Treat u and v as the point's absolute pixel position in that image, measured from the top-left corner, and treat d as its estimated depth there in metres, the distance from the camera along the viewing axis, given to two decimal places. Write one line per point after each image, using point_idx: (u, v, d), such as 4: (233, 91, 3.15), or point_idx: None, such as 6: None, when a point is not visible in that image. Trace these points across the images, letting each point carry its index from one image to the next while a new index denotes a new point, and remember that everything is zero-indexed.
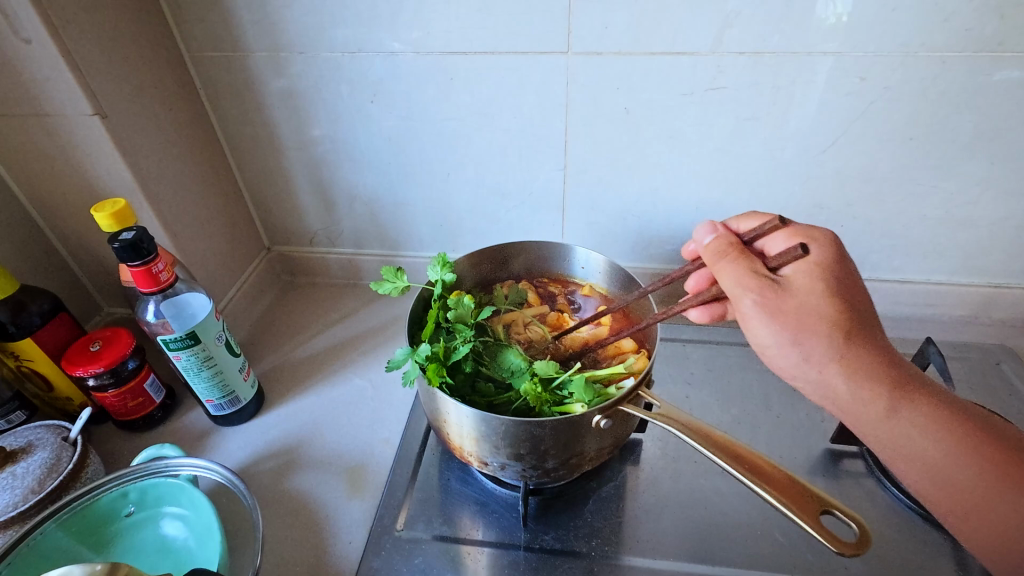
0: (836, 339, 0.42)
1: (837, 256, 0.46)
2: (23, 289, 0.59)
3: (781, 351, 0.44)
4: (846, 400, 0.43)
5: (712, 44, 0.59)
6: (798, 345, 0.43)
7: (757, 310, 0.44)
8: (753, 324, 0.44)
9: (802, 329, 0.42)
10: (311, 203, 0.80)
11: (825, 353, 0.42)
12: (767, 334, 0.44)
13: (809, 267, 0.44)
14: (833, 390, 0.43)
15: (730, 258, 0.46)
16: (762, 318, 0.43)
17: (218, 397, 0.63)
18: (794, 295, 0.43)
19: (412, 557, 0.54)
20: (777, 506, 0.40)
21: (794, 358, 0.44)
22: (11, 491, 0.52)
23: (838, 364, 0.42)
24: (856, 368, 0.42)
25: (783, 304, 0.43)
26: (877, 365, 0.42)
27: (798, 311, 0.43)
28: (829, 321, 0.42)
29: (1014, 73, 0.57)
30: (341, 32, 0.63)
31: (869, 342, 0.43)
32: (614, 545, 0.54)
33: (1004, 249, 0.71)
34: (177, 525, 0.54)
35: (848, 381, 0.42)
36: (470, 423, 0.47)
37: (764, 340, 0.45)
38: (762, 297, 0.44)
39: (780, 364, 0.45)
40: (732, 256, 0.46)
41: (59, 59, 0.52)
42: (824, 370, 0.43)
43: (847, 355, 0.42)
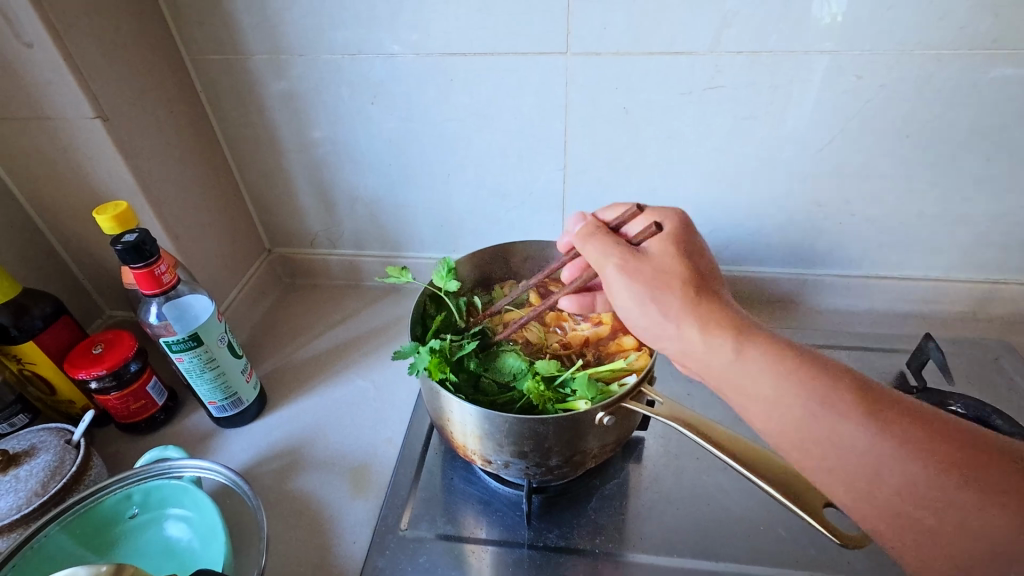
0: (685, 297, 0.43)
1: (685, 227, 0.48)
2: (26, 292, 0.59)
3: (643, 315, 0.45)
4: (704, 356, 0.43)
5: (710, 44, 0.60)
6: (656, 304, 0.44)
7: (619, 273, 0.45)
8: (616, 290, 0.46)
9: (658, 287, 0.44)
10: (311, 204, 0.80)
11: (679, 308, 0.43)
12: (630, 299, 0.45)
13: (666, 239, 0.47)
14: (692, 348, 0.43)
15: (600, 233, 0.48)
16: (626, 281, 0.45)
17: (221, 399, 0.63)
18: (651, 260, 0.45)
19: (417, 556, 0.54)
20: (781, 500, 0.41)
21: (655, 317, 0.45)
22: (14, 494, 0.52)
23: (691, 321, 0.43)
24: (708, 321, 0.43)
25: (639, 266, 0.45)
26: (729, 321, 0.43)
27: (656, 271, 0.44)
28: (678, 282, 0.44)
29: (1009, 70, 0.58)
30: (341, 34, 0.63)
31: (715, 300, 0.44)
32: (619, 541, 0.54)
33: (1002, 245, 0.71)
34: (181, 527, 0.54)
35: (710, 340, 0.42)
36: (473, 421, 0.47)
37: (630, 305, 0.46)
38: (622, 262, 0.45)
39: (646, 328, 0.46)
40: (600, 233, 0.48)
41: (61, 62, 0.53)
42: (682, 327, 0.43)
43: (699, 312, 0.43)
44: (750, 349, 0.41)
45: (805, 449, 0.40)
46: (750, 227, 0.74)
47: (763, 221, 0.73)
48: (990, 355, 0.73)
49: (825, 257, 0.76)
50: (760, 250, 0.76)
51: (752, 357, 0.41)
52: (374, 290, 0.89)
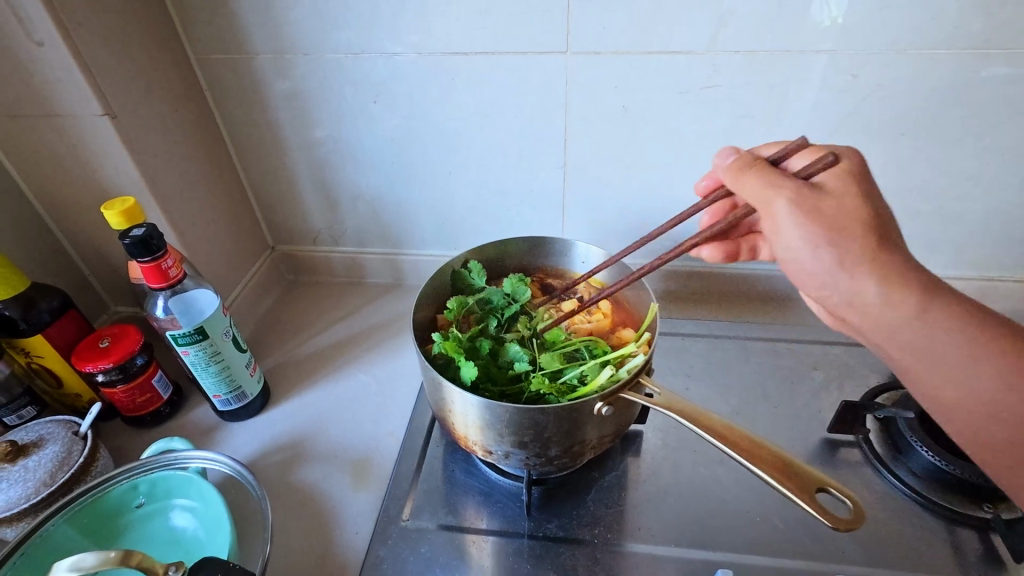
0: (870, 240, 0.40)
1: (867, 172, 0.43)
2: (35, 286, 0.60)
3: (812, 259, 0.41)
4: (878, 311, 0.41)
5: (708, 44, 0.61)
6: (832, 247, 0.40)
7: (790, 212, 0.41)
8: (783, 230, 0.42)
9: (841, 231, 0.40)
10: (315, 203, 0.81)
11: (862, 254, 0.40)
12: (798, 242, 0.41)
13: (841, 176, 0.43)
14: (863, 300, 0.41)
15: (753, 171, 0.44)
16: (796, 222, 0.41)
17: (225, 392, 0.64)
18: (828, 196, 0.41)
19: (418, 545, 0.55)
20: (773, 484, 0.42)
21: (826, 265, 0.41)
22: (23, 484, 0.53)
23: (870, 271, 0.40)
24: (892, 275, 0.40)
25: (812, 205, 0.41)
26: (920, 276, 0.40)
27: (834, 214, 0.40)
28: (864, 224, 0.40)
29: (1001, 70, 0.59)
30: (345, 34, 0.64)
31: (902, 252, 0.41)
32: (616, 532, 0.55)
33: (995, 242, 0.72)
34: (187, 517, 0.56)
35: (887, 293, 0.40)
36: (475, 412, 0.48)
37: (794, 248, 0.42)
38: (793, 199, 0.41)
39: (810, 276, 0.43)
40: (758, 167, 0.44)
41: (71, 61, 0.54)
42: (856, 278, 0.40)
43: (884, 262, 0.40)
44: (935, 310, 0.40)
45: (963, 411, 0.41)
46: None
47: None
48: None
49: None
50: None
51: (938, 318, 0.40)
52: (376, 287, 0.90)
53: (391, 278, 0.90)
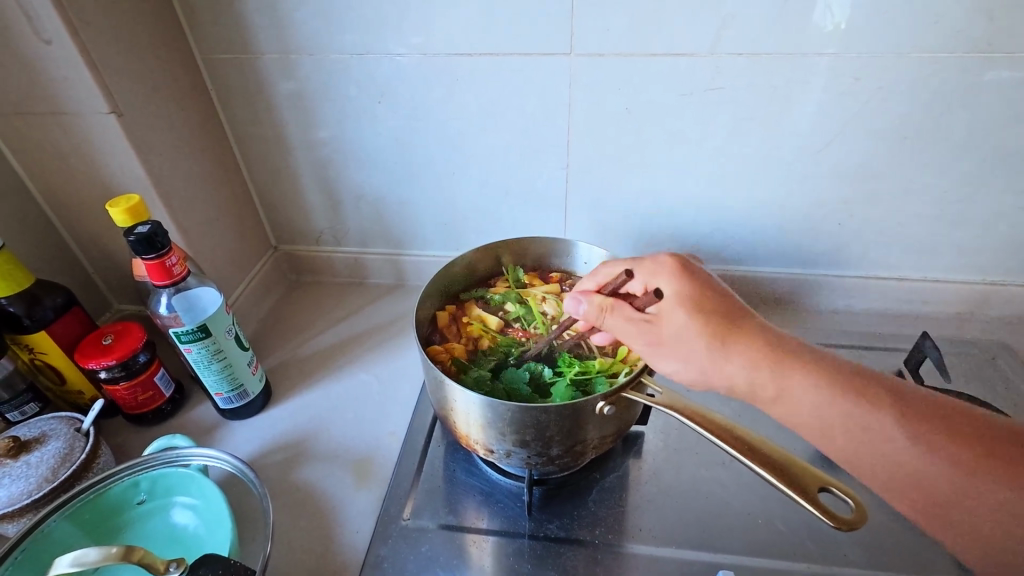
0: (714, 345, 0.44)
1: (688, 272, 0.47)
2: (39, 283, 0.61)
3: (691, 374, 0.47)
4: (752, 390, 0.45)
5: (710, 46, 0.61)
6: (697, 355, 0.45)
7: (649, 349, 0.47)
8: (655, 360, 0.48)
9: (685, 348, 0.45)
10: (318, 203, 0.82)
11: (710, 356, 0.45)
12: (674, 365, 0.47)
13: (672, 290, 0.46)
14: (739, 387, 0.45)
15: (617, 306, 0.47)
16: (656, 354, 0.47)
17: (227, 390, 0.64)
18: (662, 324, 0.46)
19: (419, 545, 0.55)
20: (773, 482, 0.42)
21: (699, 364, 0.45)
22: (25, 480, 0.53)
23: (732, 363, 0.44)
24: (748, 358, 0.44)
25: (660, 334, 0.46)
26: (768, 352, 0.44)
27: (673, 337, 0.46)
28: (701, 334, 0.44)
29: (1003, 74, 0.59)
30: (350, 35, 0.65)
31: (746, 331, 0.45)
32: (618, 533, 0.55)
33: (998, 247, 0.72)
34: (188, 514, 0.56)
35: (753, 376, 0.44)
36: (477, 411, 0.48)
37: (674, 371, 0.47)
38: (650, 340, 0.47)
39: (699, 383, 0.47)
40: (611, 309, 0.48)
41: (78, 59, 0.54)
42: (728, 372, 0.45)
43: (737, 357, 0.44)
44: (793, 387, 0.43)
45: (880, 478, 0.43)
46: (748, 227, 0.75)
47: (762, 222, 0.74)
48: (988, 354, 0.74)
49: (823, 257, 0.77)
50: (761, 249, 0.77)
51: (800, 390, 0.43)
52: (378, 288, 0.90)
53: (393, 278, 0.90)
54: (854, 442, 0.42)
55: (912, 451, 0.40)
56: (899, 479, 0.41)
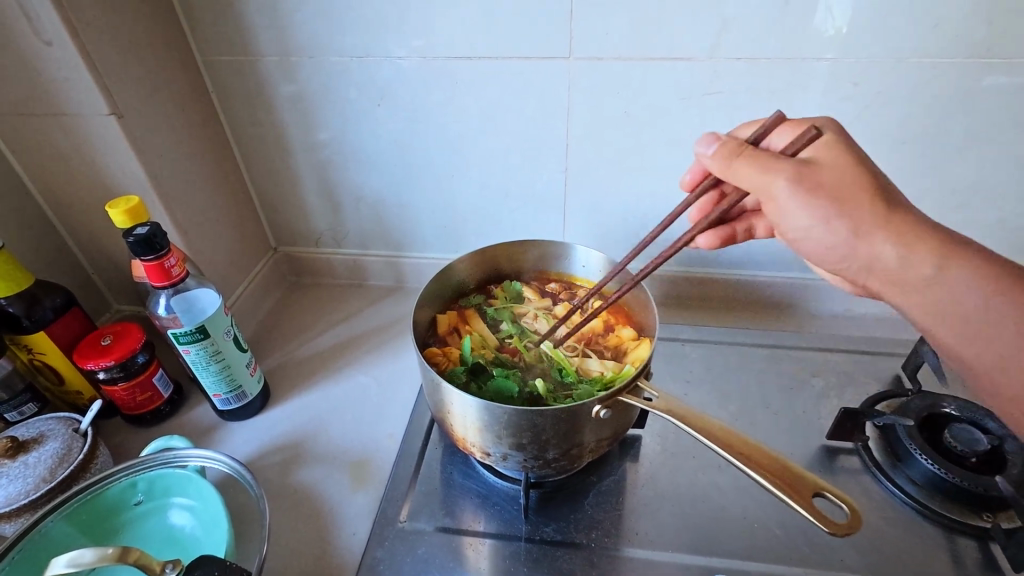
0: (878, 207, 0.43)
1: (843, 135, 0.46)
2: (38, 283, 0.61)
3: (828, 235, 0.45)
4: (901, 272, 0.44)
5: (710, 50, 0.61)
6: (843, 219, 0.44)
7: (790, 192, 0.43)
8: (789, 212, 0.44)
9: (842, 201, 0.43)
10: (317, 205, 0.82)
11: (874, 222, 0.43)
12: (808, 219, 0.44)
13: (823, 143, 0.45)
14: (883, 264, 0.44)
15: (749, 151, 0.45)
16: (804, 201, 0.43)
17: (225, 392, 0.64)
18: (818, 169, 0.44)
19: (415, 548, 0.55)
20: (768, 488, 0.42)
21: (844, 236, 0.44)
22: (23, 480, 0.53)
23: (885, 234, 0.43)
24: (907, 236, 0.43)
25: (816, 183, 0.43)
26: (931, 232, 0.43)
27: (833, 184, 0.43)
28: (869, 190, 0.44)
29: (1002, 79, 0.59)
30: (350, 37, 0.65)
31: (903, 208, 0.44)
32: (614, 537, 0.55)
33: (997, 252, 0.72)
34: (185, 515, 0.56)
35: (907, 256, 0.43)
36: (474, 413, 0.48)
37: (806, 228, 0.45)
38: (793, 178, 0.43)
39: (834, 254, 0.46)
40: (748, 152, 0.45)
41: (79, 60, 0.54)
42: (875, 244, 0.44)
43: (896, 227, 0.43)
44: (955, 270, 0.43)
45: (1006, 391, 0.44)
46: None
47: None
48: None
49: None
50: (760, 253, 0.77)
51: (959, 275, 0.43)
52: (377, 290, 0.90)
53: (393, 280, 0.90)
54: (991, 323, 0.43)
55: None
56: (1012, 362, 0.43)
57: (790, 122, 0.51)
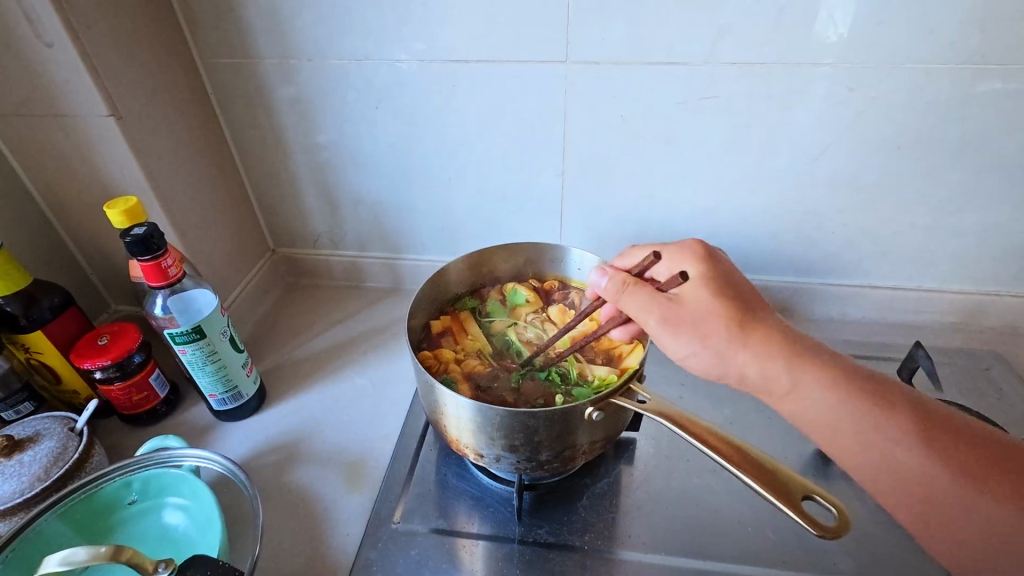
0: (733, 328, 0.46)
1: (709, 264, 0.50)
2: (36, 283, 0.61)
3: (701, 356, 0.48)
4: (764, 381, 0.46)
5: (705, 55, 0.61)
6: (709, 348, 0.47)
7: (663, 326, 0.48)
8: (664, 339, 0.48)
9: (704, 331, 0.47)
10: (316, 206, 0.82)
11: (730, 342, 0.46)
12: (682, 346, 0.48)
13: (695, 282, 0.49)
14: (750, 380, 0.47)
15: (630, 286, 0.49)
16: (672, 333, 0.47)
17: (221, 392, 0.64)
18: (687, 307, 0.47)
19: (409, 548, 0.55)
20: (759, 491, 0.42)
21: (710, 356, 0.47)
22: (17, 479, 0.53)
23: (747, 351, 0.46)
24: (762, 350, 0.46)
25: (677, 314, 0.47)
26: (783, 344, 0.46)
27: (695, 316, 0.47)
28: (720, 314, 0.47)
29: (997, 85, 0.59)
30: (349, 40, 0.66)
31: (762, 323, 0.47)
32: (607, 539, 0.55)
33: (993, 257, 0.72)
34: (179, 515, 0.56)
35: (765, 365, 0.46)
36: (467, 415, 0.48)
37: (686, 352, 0.48)
38: (661, 315, 0.47)
39: (708, 370, 0.49)
40: (631, 286, 0.49)
41: (79, 62, 0.55)
42: (738, 361, 0.47)
43: (753, 343, 0.46)
44: (805, 378, 0.45)
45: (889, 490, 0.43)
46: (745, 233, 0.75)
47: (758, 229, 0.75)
48: (982, 364, 0.74)
49: (818, 265, 0.77)
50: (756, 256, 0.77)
51: (809, 383, 0.45)
52: (376, 291, 0.90)
53: (389, 283, 0.90)
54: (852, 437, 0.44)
55: (920, 459, 0.42)
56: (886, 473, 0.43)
57: (670, 246, 0.53)
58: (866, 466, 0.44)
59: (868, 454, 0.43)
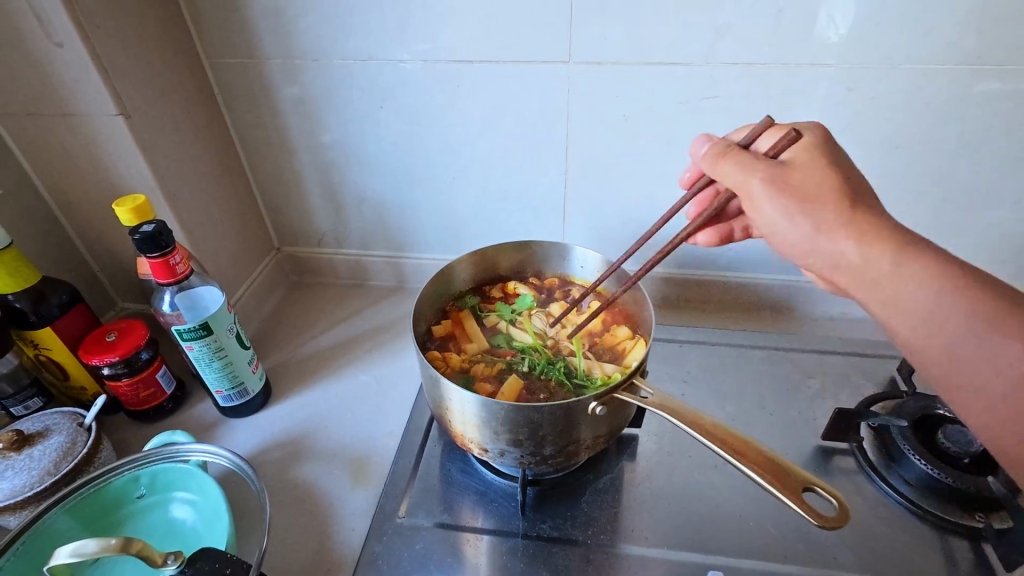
0: (843, 208, 0.43)
1: (827, 142, 0.47)
2: (45, 281, 0.62)
3: (795, 231, 0.45)
4: (860, 266, 0.43)
5: (706, 55, 0.62)
6: (806, 215, 0.44)
7: (765, 187, 0.44)
8: (758, 204, 0.45)
9: (811, 203, 0.44)
10: (321, 204, 0.83)
11: (836, 219, 0.43)
12: (778, 217, 0.45)
13: (802, 146, 0.47)
14: (847, 261, 0.43)
15: (732, 151, 0.47)
16: (773, 198, 0.44)
17: (227, 388, 0.65)
18: (795, 171, 0.45)
19: (414, 543, 0.55)
20: (761, 483, 0.42)
21: (806, 231, 0.44)
22: (27, 473, 0.54)
23: (849, 233, 0.43)
24: (866, 233, 0.43)
25: (787, 180, 0.44)
26: (894, 232, 0.42)
27: (801, 184, 0.44)
28: (837, 191, 0.44)
29: (994, 85, 0.60)
30: (354, 41, 0.66)
31: (875, 215, 0.43)
32: (610, 534, 0.56)
33: (992, 256, 0.73)
34: (186, 509, 0.56)
35: (864, 249, 0.42)
36: (472, 409, 0.48)
37: (774, 223, 0.45)
38: (769, 178, 0.44)
39: (795, 249, 0.46)
40: (733, 152, 0.47)
41: (88, 62, 0.55)
42: (836, 241, 0.43)
43: (858, 224, 0.43)
44: (912, 266, 0.41)
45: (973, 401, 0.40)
46: None
47: None
48: None
49: None
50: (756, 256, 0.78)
51: (913, 275, 0.41)
52: (380, 289, 0.91)
53: (393, 281, 0.91)
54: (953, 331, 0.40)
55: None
56: (975, 371, 0.40)
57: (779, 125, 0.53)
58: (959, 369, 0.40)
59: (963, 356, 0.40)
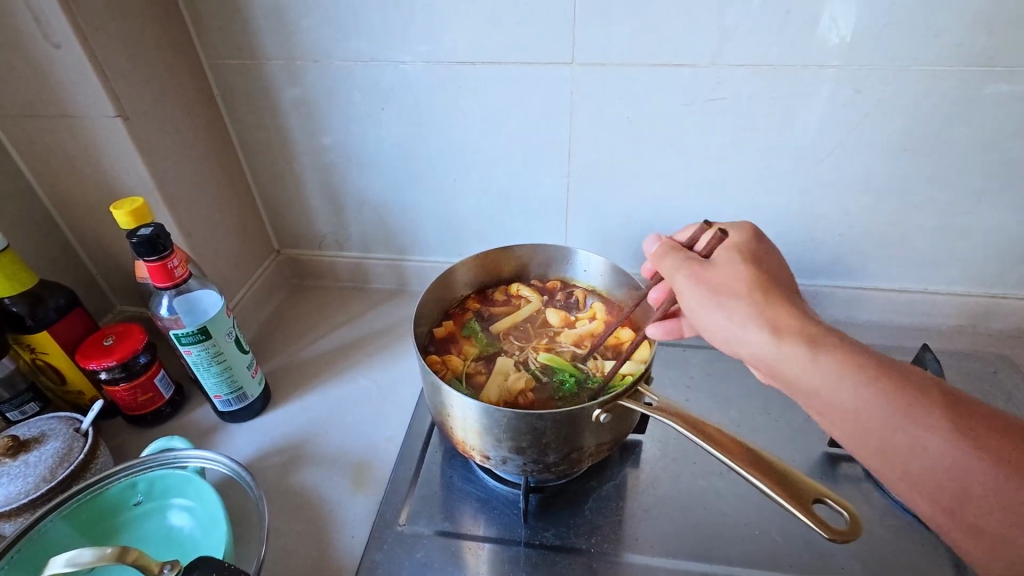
0: (755, 297, 0.43)
1: (757, 241, 0.48)
2: (43, 284, 0.61)
3: (724, 326, 0.43)
4: (786, 366, 0.41)
5: (712, 57, 0.61)
6: (724, 308, 0.43)
7: (692, 281, 0.45)
8: (691, 303, 0.45)
9: (730, 294, 0.43)
10: (322, 207, 0.82)
11: (749, 311, 0.42)
12: (710, 312, 0.44)
13: (729, 247, 0.47)
14: (766, 355, 0.42)
15: (670, 249, 0.48)
16: (696, 291, 0.45)
17: (227, 393, 0.64)
18: (718, 268, 0.45)
19: (414, 551, 0.55)
20: (773, 497, 0.41)
21: (728, 323, 0.43)
22: (23, 479, 0.53)
23: (763, 322, 0.42)
24: (782, 325, 0.41)
25: (710, 275, 0.45)
26: (811, 324, 0.41)
27: (722, 280, 0.44)
28: (751, 283, 0.43)
29: (1004, 87, 0.59)
30: (355, 42, 0.66)
31: (794, 305, 0.42)
32: (614, 542, 0.55)
33: (1001, 259, 0.72)
34: (184, 516, 0.56)
35: (782, 341, 0.41)
36: (473, 416, 0.48)
37: (703, 314, 0.45)
38: (692, 273, 0.45)
39: (734, 347, 0.44)
40: (671, 251, 0.48)
41: (86, 62, 0.55)
42: (750, 331, 0.42)
43: (773, 312, 0.42)
44: (826, 359, 0.39)
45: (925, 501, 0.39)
46: None
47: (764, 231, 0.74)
48: (989, 367, 0.73)
49: (825, 267, 0.77)
50: None
51: (831, 367, 0.39)
52: (380, 292, 0.90)
53: (394, 284, 0.90)
54: (884, 424, 0.38)
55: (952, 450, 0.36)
56: (933, 475, 0.37)
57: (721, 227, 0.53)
58: (904, 464, 0.38)
59: (909, 456, 0.38)
